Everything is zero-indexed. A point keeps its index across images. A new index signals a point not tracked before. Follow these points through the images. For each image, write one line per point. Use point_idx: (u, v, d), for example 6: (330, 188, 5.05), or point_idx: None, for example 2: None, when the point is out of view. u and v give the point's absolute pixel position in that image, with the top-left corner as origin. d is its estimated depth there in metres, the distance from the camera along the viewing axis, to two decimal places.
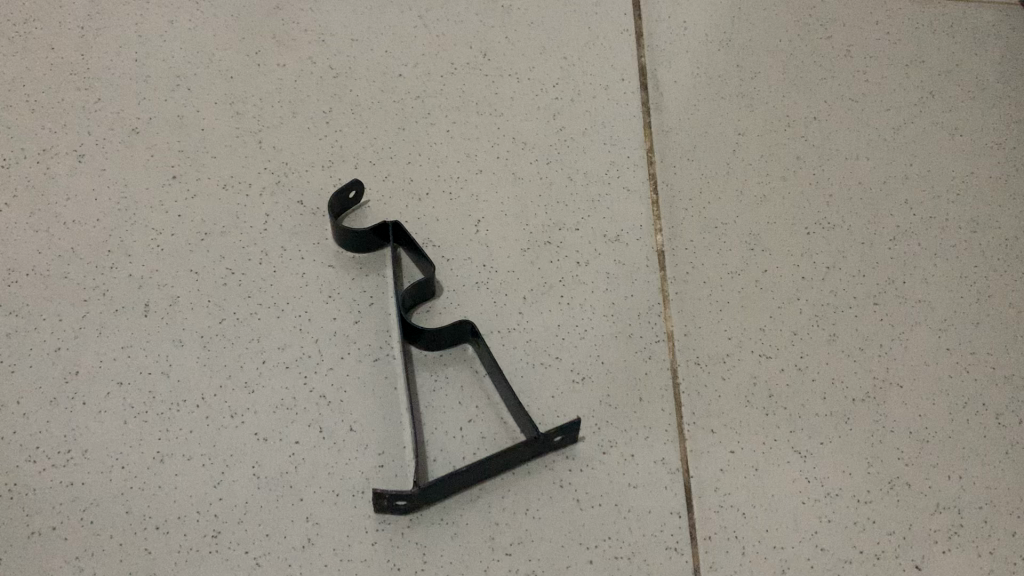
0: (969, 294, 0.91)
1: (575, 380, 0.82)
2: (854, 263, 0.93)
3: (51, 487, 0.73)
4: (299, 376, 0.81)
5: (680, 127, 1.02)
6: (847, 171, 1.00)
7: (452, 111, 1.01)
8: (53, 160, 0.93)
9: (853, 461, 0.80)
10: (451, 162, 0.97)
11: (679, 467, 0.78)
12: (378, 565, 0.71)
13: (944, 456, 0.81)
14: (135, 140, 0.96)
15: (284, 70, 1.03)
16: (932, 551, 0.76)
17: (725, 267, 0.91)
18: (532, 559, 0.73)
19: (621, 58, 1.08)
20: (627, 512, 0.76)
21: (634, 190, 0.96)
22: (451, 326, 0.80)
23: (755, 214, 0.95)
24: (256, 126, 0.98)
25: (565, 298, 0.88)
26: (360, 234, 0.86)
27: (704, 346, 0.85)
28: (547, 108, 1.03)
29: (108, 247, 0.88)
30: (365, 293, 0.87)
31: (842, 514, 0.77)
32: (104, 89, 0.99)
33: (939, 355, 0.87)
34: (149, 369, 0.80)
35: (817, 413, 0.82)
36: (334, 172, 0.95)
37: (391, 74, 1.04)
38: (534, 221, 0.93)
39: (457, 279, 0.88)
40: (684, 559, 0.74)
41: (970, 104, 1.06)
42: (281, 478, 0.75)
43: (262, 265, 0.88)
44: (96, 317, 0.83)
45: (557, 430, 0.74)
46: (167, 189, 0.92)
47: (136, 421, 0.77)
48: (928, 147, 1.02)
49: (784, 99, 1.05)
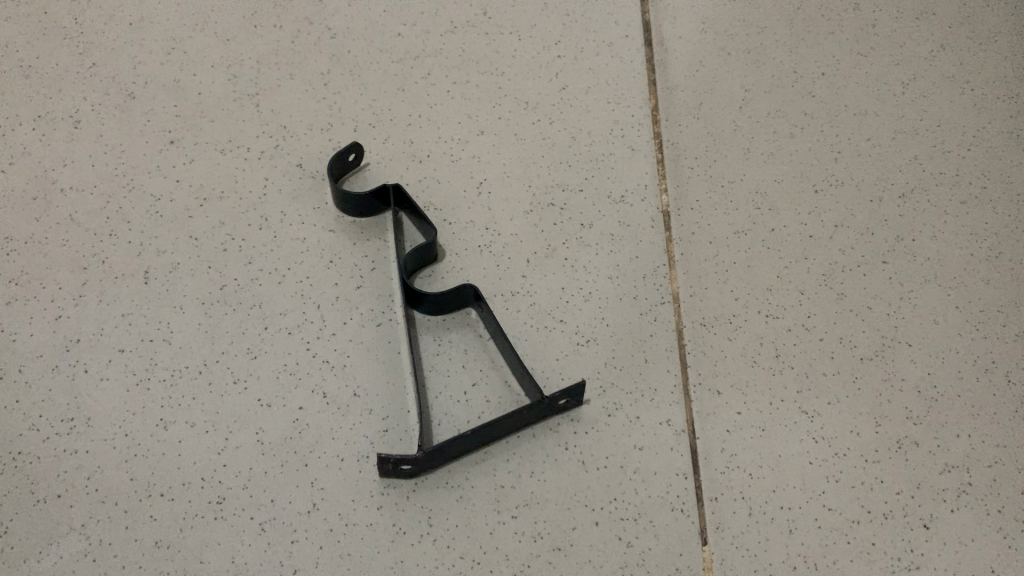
0: (979, 251, 0.90)
1: (579, 343, 0.82)
2: (863, 220, 0.91)
3: (55, 455, 0.73)
4: (302, 341, 0.80)
5: (685, 84, 1.00)
6: (856, 127, 0.98)
7: (452, 70, 1.00)
8: (48, 125, 0.92)
9: (860, 422, 0.79)
10: (452, 123, 0.95)
11: (685, 428, 0.78)
12: (384, 528, 0.71)
13: (952, 414, 0.80)
14: (132, 104, 0.94)
15: (282, 31, 1.01)
16: (940, 509, 0.75)
17: (731, 226, 0.90)
18: (538, 522, 0.72)
19: (625, 15, 1.06)
20: (633, 474, 0.75)
21: (638, 150, 0.95)
22: (453, 289, 0.80)
23: (762, 172, 0.94)
24: (254, 89, 0.97)
25: (569, 260, 0.87)
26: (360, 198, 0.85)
27: (711, 307, 0.84)
28: (549, 67, 1.01)
29: (106, 213, 0.87)
30: (366, 257, 0.86)
31: (849, 474, 0.77)
32: (99, 53, 0.98)
33: (948, 313, 0.86)
34: (151, 336, 0.80)
35: (824, 372, 0.82)
36: (333, 135, 0.93)
37: (390, 34, 1.02)
38: (536, 182, 0.92)
39: (459, 242, 0.87)
40: (691, 520, 0.73)
41: (981, 56, 1.04)
42: (286, 444, 0.75)
43: (263, 230, 0.87)
44: (96, 285, 0.82)
45: (561, 393, 0.73)
46: (165, 154, 0.91)
47: (138, 388, 0.77)
48: (938, 102, 1.00)
49: (791, 54, 1.03)
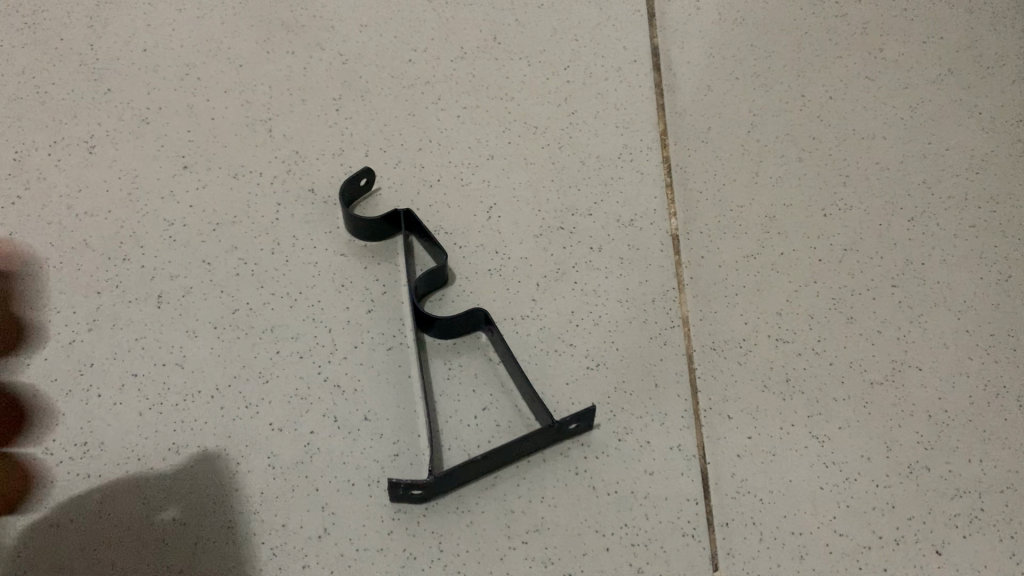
0: (988, 275, 0.90)
1: (589, 366, 0.82)
2: (872, 244, 0.91)
3: (67, 480, 0.74)
4: (313, 365, 0.81)
5: (693, 108, 1.00)
6: (864, 150, 0.98)
7: (463, 95, 1.00)
8: (64, 151, 0.93)
9: (871, 446, 0.79)
10: (462, 147, 0.96)
11: (695, 453, 0.78)
12: (395, 553, 0.71)
13: (963, 439, 0.80)
14: (147, 130, 0.96)
15: (294, 57, 1.02)
16: (953, 535, 0.75)
17: (740, 250, 0.90)
18: (549, 547, 0.72)
19: (634, 39, 1.06)
20: (643, 500, 0.75)
21: (648, 173, 0.95)
22: (464, 313, 0.80)
23: (770, 196, 0.94)
24: (267, 114, 0.98)
25: (578, 284, 0.87)
26: (373, 222, 0.85)
27: (720, 330, 0.85)
28: (558, 91, 1.02)
29: (119, 238, 0.88)
30: (377, 281, 0.86)
31: (860, 499, 0.76)
32: (114, 79, 0.99)
33: (958, 337, 0.86)
34: (164, 360, 0.80)
35: (834, 397, 0.82)
36: (345, 160, 0.94)
37: (401, 59, 1.03)
38: (546, 206, 0.92)
39: (470, 266, 0.88)
40: (702, 546, 0.73)
41: (989, 80, 1.04)
42: (297, 468, 0.75)
43: (275, 255, 0.87)
44: (110, 309, 0.83)
45: (571, 417, 0.73)
46: (178, 179, 0.92)
47: (150, 412, 0.77)
48: (946, 126, 1.00)
49: (799, 76, 1.04)
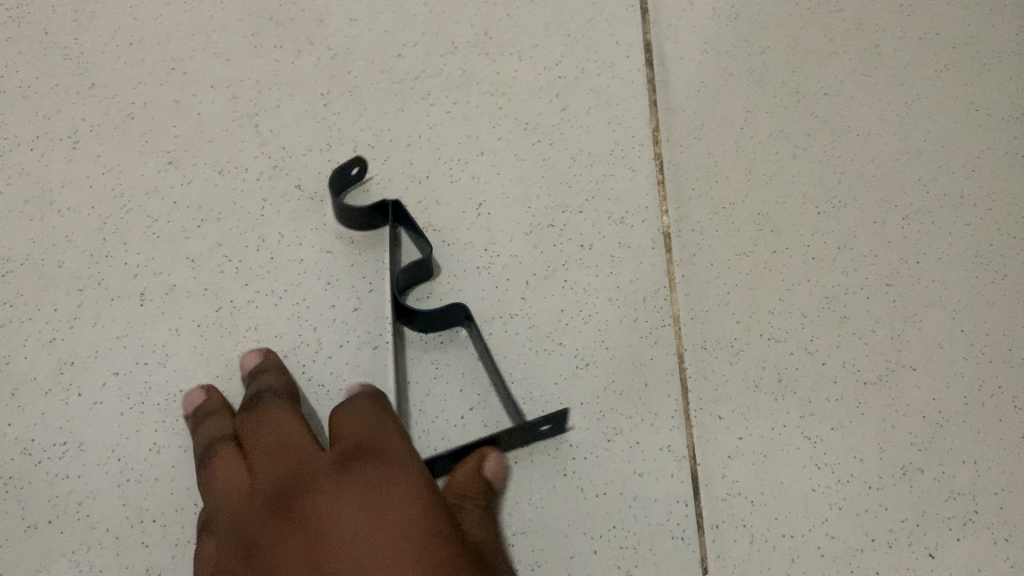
0: (984, 274, 0.89)
1: (579, 366, 0.81)
2: (866, 243, 0.90)
3: (46, 480, 0.73)
4: (298, 366, 0.80)
5: (687, 104, 0.99)
6: (859, 147, 0.97)
7: (452, 91, 0.99)
8: (48, 146, 0.92)
9: (864, 447, 0.78)
10: (452, 144, 0.95)
11: (686, 454, 0.77)
12: None
13: (958, 440, 0.79)
14: (132, 125, 0.94)
15: (282, 52, 1.01)
16: (946, 538, 0.74)
17: (732, 248, 0.89)
18: (536, 550, 0.72)
19: (627, 33, 1.05)
20: (633, 501, 0.74)
21: (640, 170, 0.94)
22: (442, 308, 0.78)
23: (764, 193, 0.93)
24: (254, 109, 0.96)
25: (568, 283, 0.86)
26: (359, 211, 0.84)
27: (712, 330, 0.83)
28: (549, 87, 1.00)
29: (103, 234, 0.86)
30: (364, 279, 0.85)
31: (852, 501, 0.76)
32: (99, 73, 0.98)
33: (953, 338, 0.85)
34: (147, 359, 0.79)
35: (827, 398, 0.80)
36: (332, 156, 0.93)
37: (390, 54, 1.01)
38: (536, 203, 0.91)
39: (458, 265, 0.86)
40: (691, 549, 0.73)
41: (986, 76, 1.03)
42: None
43: (260, 252, 0.86)
44: (92, 307, 0.82)
45: (542, 420, 0.72)
46: (163, 175, 0.91)
47: (132, 412, 0.77)
48: (944, 122, 0.99)
49: (795, 72, 1.02)
